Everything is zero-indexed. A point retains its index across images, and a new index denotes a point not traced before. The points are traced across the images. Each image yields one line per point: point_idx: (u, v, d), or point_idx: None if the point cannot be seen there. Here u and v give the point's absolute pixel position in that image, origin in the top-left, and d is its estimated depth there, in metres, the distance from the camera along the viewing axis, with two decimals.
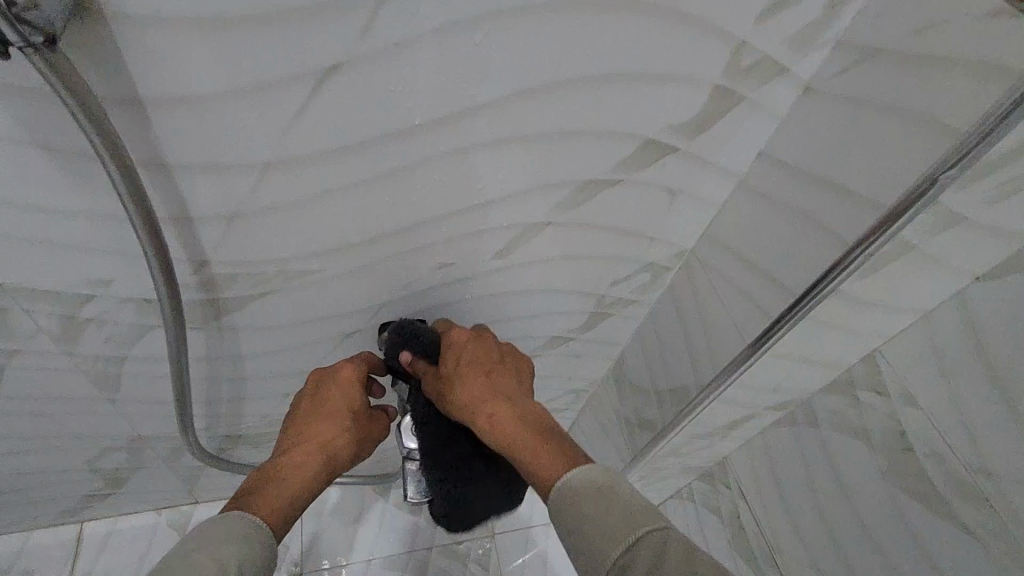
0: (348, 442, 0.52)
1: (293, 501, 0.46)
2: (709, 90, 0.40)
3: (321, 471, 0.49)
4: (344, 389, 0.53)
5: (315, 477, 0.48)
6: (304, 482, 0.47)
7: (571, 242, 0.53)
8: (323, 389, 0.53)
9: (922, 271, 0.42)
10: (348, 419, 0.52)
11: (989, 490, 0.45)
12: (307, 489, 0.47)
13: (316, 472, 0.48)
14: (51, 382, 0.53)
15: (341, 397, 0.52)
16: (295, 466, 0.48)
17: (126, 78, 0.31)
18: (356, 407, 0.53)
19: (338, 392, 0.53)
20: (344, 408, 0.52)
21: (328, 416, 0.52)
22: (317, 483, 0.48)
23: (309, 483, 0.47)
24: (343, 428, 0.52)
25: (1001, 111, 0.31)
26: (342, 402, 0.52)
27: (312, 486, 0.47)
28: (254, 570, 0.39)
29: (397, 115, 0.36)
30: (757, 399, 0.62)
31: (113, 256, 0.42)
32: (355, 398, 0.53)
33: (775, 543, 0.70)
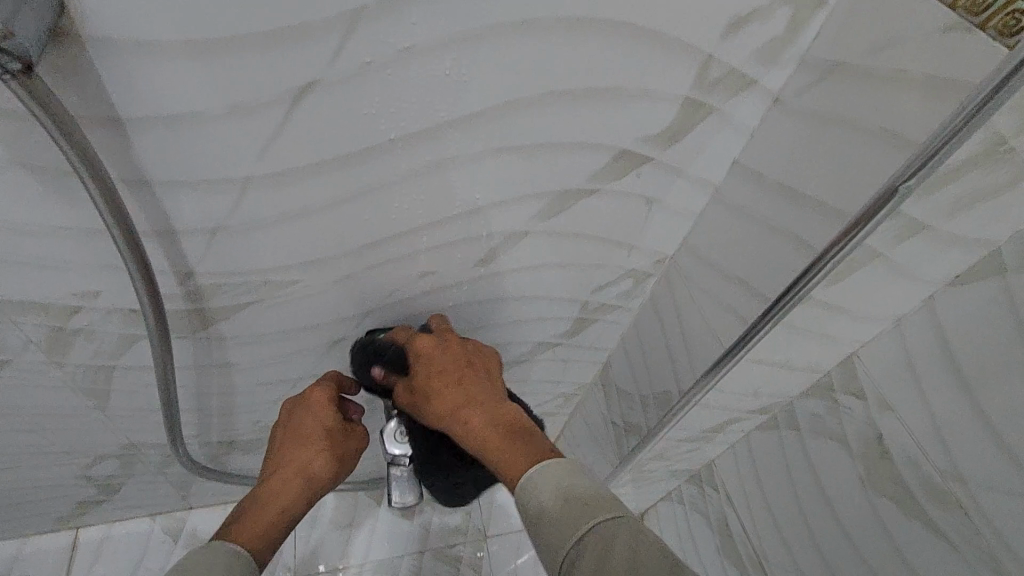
0: (325, 463, 0.52)
1: (273, 528, 0.48)
2: (678, 103, 0.41)
3: (301, 495, 0.50)
4: (318, 412, 0.54)
5: (295, 501, 0.50)
6: (282, 508, 0.49)
7: (551, 250, 0.54)
8: (297, 416, 0.55)
9: (891, 281, 0.43)
10: (322, 441, 0.53)
11: (960, 494, 0.45)
12: (287, 514, 0.49)
13: (294, 496, 0.50)
14: (42, 392, 0.54)
15: (313, 420, 0.54)
16: (273, 493, 0.49)
17: (104, 99, 0.32)
18: (330, 427, 0.54)
19: (310, 415, 0.54)
20: (317, 430, 0.54)
21: (302, 440, 0.53)
22: (297, 507, 0.50)
23: (288, 506, 0.49)
24: (318, 449, 0.53)
25: (954, 126, 0.32)
26: (316, 425, 0.54)
27: (292, 510, 0.49)
28: None
29: (372, 131, 0.37)
30: (740, 404, 0.63)
31: (97, 270, 0.43)
32: (327, 418, 0.54)
33: (760, 546, 0.71)
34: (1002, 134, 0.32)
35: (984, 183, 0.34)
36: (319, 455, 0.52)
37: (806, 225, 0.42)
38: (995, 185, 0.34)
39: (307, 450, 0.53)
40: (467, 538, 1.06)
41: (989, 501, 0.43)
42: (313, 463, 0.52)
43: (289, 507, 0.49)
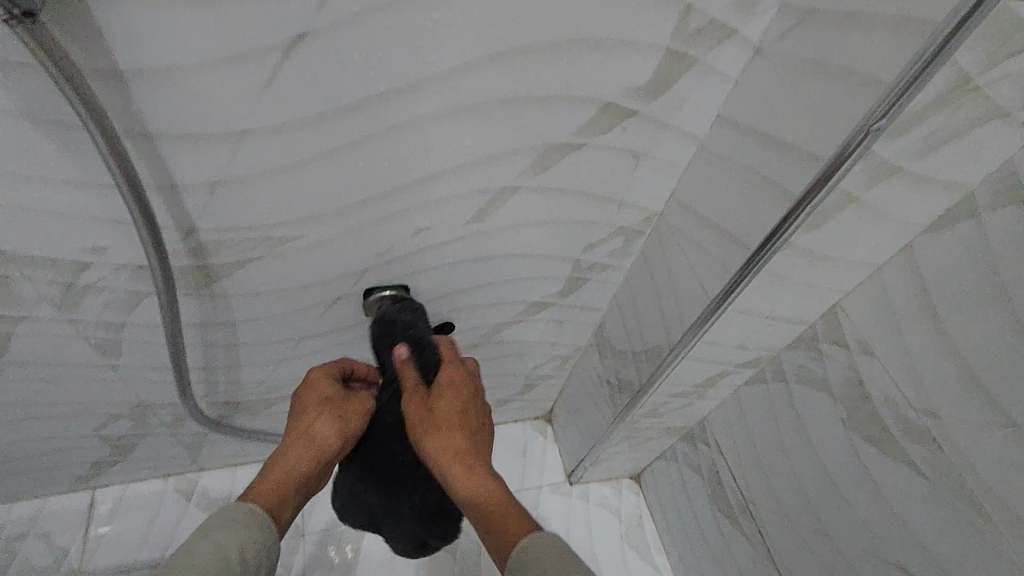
0: (328, 423, 0.52)
1: (282, 486, 0.48)
2: (662, 53, 0.42)
3: (306, 453, 0.50)
4: (316, 385, 0.56)
5: (302, 461, 0.50)
6: (289, 466, 0.49)
7: (543, 205, 0.55)
8: (301, 392, 0.56)
9: (870, 225, 0.44)
10: (321, 405, 0.54)
11: (936, 432, 0.47)
12: (296, 471, 0.49)
13: (299, 452, 0.50)
14: (57, 348, 0.57)
15: (312, 392, 0.55)
16: (280, 455, 0.50)
17: (106, 50, 0.33)
18: (326, 392, 0.55)
19: (308, 388, 0.55)
20: (315, 397, 0.54)
21: (303, 408, 0.54)
22: (306, 464, 0.50)
23: (294, 464, 0.49)
24: (317, 411, 0.53)
25: (921, 62, 0.33)
26: (314, 395, 0.54)
27: (299, 467, 0.49)
28: (255, 555, 0.43)
29: (364, 83, 0.39)
30: (728, 357, 0.64)
31: (106, 224, 0.44)
32: (324, 386, 0.55)
33: (750, 496, 0.73)
34: (967, 71, 0.33)
35: (954, 122, 0.36)
36: (317, 415, 0.52)
37: (786, 171, 0.44)
38: (965, 122, 0.35)
39: (308, 415, 0.53)
40: None
41: (963, 436, 0.45)
42: (315, 423, 0.52)
43: (295, 469, 0.49)
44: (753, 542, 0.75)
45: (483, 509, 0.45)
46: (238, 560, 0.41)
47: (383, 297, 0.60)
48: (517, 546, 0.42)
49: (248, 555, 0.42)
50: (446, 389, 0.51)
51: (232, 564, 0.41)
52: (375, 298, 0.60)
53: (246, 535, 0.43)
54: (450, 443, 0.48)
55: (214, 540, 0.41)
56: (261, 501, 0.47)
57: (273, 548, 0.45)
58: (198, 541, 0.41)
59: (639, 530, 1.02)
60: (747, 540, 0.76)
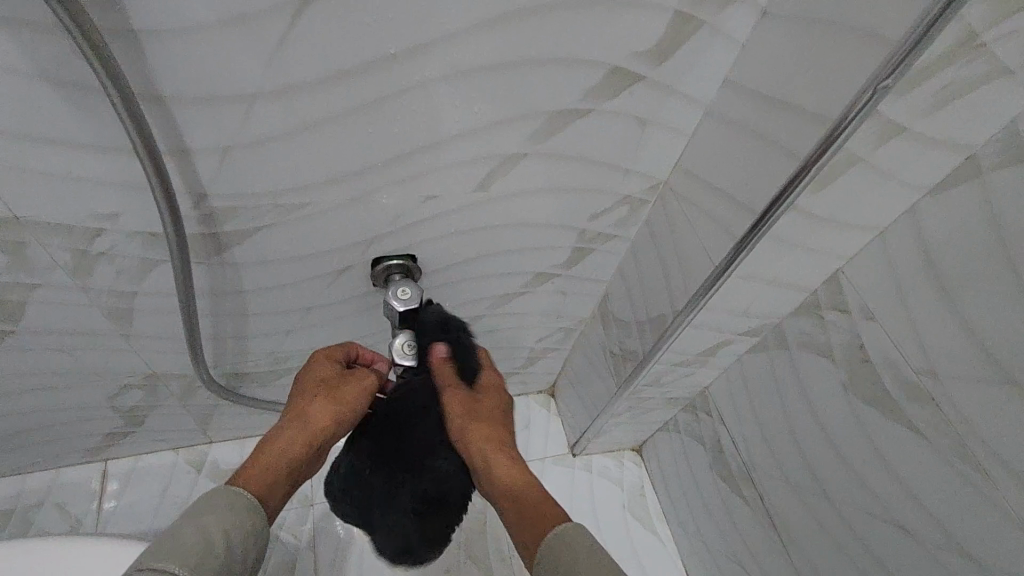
0: (320, 406, 0.53)
1: (271, 472, 0.49)
2: (669, 16, 0.43)
3: (297, 436, 0.51)
4: (312, 369, 0.57)
5: (292, 444, 0.51)
6: (280, 451, 0.50)
7: (549, 173, 0.55)
8: (301, 373, 0.57)
9: (874, 187, 0.45)
10: (317, 387, 0.55)
11: (936, 391, 0.48)
12: (288, 457, 0.50)
13: (290, 436, 0.51)
14: (71, 316, 0.58)
15: (311, 375, 0.56)
16: (271, 439, 0.51)
17: (122, 12, 0.34)
18: (323, 375, 0.56)
19: (307, 372, 0.57)
20: (313, 380, 0.56)
21: (300, 391, 0.55)
22: (298, 448, 0.51)
23: (286, 447, 0.51)
24: (312, 395, 0.54)
25: (929, 19, 0.33)
26: (313, 376, 0.56)
27: (290, 451, 0.50)
28: (240, 538, 0.44)
29: (374, 46, 0.39)
30: (731, 325, 0.65)
31: (119, 190, 0.45)
32: (322, 369, 0.56)
33: (751, 462, 0.75)
34: (974, 27, 0.33)
35: (960, 79, 0.36)
36: (312, 398, 0.53)
37: (793, 133, 0.44)
38: (971, 79, 0.36)
39: (304, 398, 0.54)
40: None
41: (962, 394, 0.46)
42: (309, 406, 0.53)
43: (285, 453, 0.50)
44: (754, 507, 0.76)
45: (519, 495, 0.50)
46: (223, 545, 0.43)
47: (391, 265, 0.61)
48: (558, 524, 0.46)
49: (234, 539, 0.44)
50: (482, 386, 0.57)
51: (217, 553, 0.42)
52: (383, 267, 0.61)
53: (230, 520, 0.44)
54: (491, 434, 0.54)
55: (197, 526, 0.43)
56: (248, 489, 0.47)
57: (257, 530, 0.46)
58: (184, 528, 0.43)
59: (641, 498, 1.04)
60: (748, 506, 0.78)
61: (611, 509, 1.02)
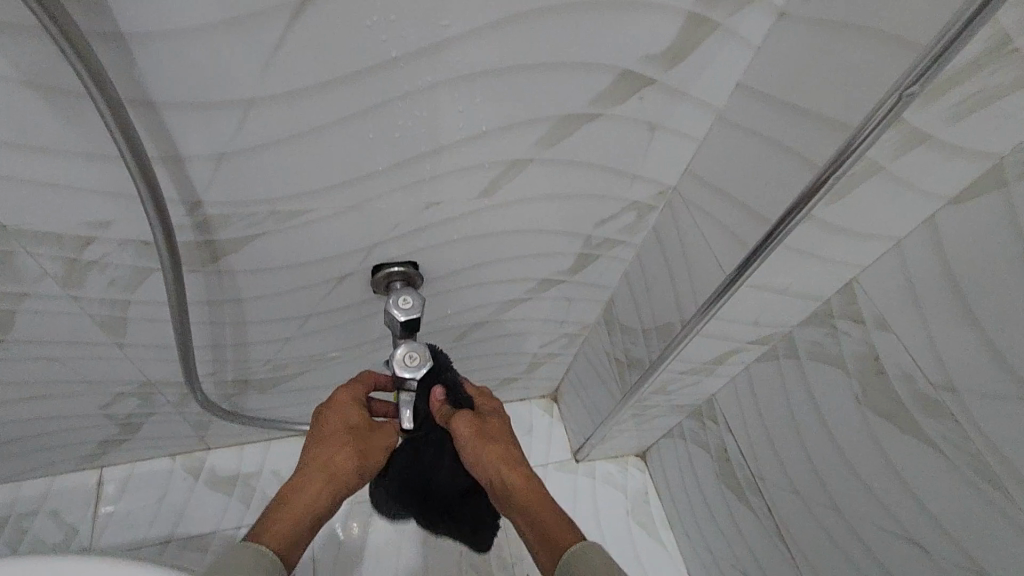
0: (349, 459, 0.54)
1: (298, 522, 0.50)
2: (682, 18, 0.41)
3: (324, 488, 0.52)
4: (339, 412, 0.56)
5: (320, 496, 0.52)
6: (307, 501, 0.51)
7: (554, 179, 0.54)
8: (323, 413, 0.56)
9: (892, 197, 0.43)
10: (345, 435, 0.55)
11: (954, 406, 0.47)
12: (313, 508, 0.51)
13: (317, 488, 0.52)
14: (62, 325, 0.56)
15: (338, 420, 0.56)
16: (298, 488, 0.52)
17: (107, 16, 0.32)
18: (352, 422, 0.56)
19: (333, 415, 0.56)
20: (340, 426, 0.55)
21: (325, 435, 0.54)
22: (324, 500, 0.52)
23: (314, 498, 0.52)
24: (340, 443, 0.54)
25: (959, 25, 0.32)
26: (339, 421, 0.56)
27: (316, 504, 0.52)
28: None
29: (373, 50, 0.37)
30: (740, 333, 0.64)
31: (110, 198, 0.43)
32: (350, 414, 0.56)
33: (758, 472, 0.73)
34: (1005, 32, 0.32)
35: (988, 86, 0.34)
36: (340, 449, 0.54)
37: (808, 141, 0.42)
38: (999, 87, 0.34)
39: (331, 445, 0.54)
40: None
41: (982, 411, 0.45)
42: (337, 455, 0.53)
43: (313, 503, 0.52)
44: (761, 517, 0.75)
45: (534, 516, 0.50)
46: None
47: (392, 273, 0.59)
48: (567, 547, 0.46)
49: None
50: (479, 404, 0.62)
51: None
52: (383, 274, 0.59)
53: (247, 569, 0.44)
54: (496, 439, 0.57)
55: None
56: (275, 541, 0.48)
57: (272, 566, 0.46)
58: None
59: (645, 506, 1.02)
60: (755, 516, 0.76)
61: (613, 518, 1.00)
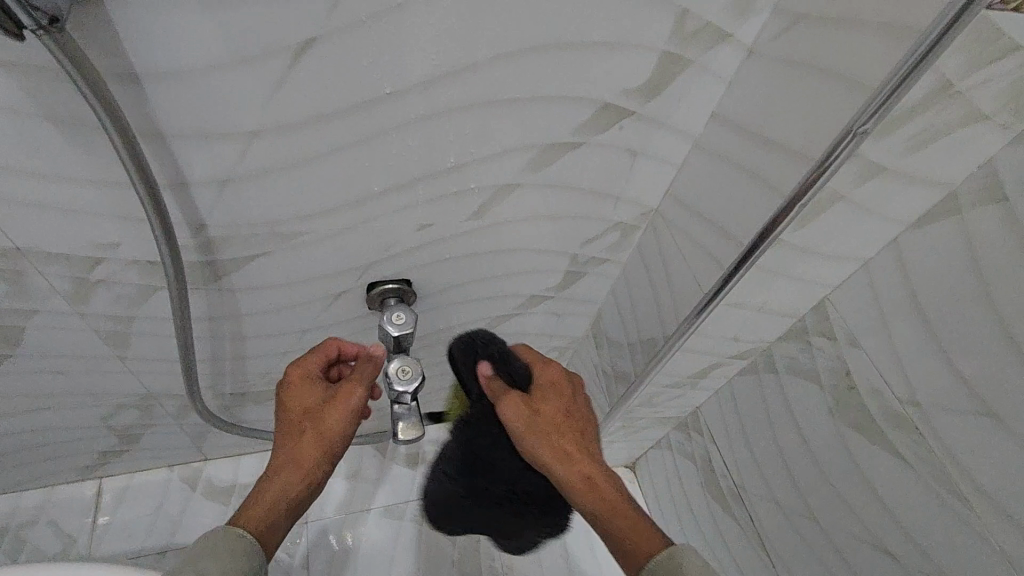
0: (310, 442, 0.54)
1: (272, 512, 0.52)
2: (656, 55, 0.44)
3: (294, 479, 0.53)
4: (298, 391, 0.57)
5: (289, 486, 0.53)
6: (277, 493, 0.53)
7: (543, 201, 0.56)
8: (284, 392, 0.57)
9: (854, 221, 0.46)
10: (302, 420, 0.55)
11: (917, 418, 0.49)
12: (285, 497, 0.53)
13: (285, 479, 0.53)
14: (67, 340, 0.58)
15: (296, 404, 0.56)
16: (268, 480, 0.53)
17: (121, 56, 0.35)
18: (307, 405, 0.56)
19: (290, 399, 0.56)
20: (297, 412, 0.56)
21: (288, 424, 0.55)
22: (295, 490, 0.53)
23: (285, 489, 0.53)
24: (301, 430, 0.55)
25: (904, 70, 0.35)
26: (296, 404, 0.56)
27: (286, 493, 0.53)
28: None
29: (370, 85, 0.40)
30: (721, 348, 0.66)
31: (118, 221, 0.46)
32: (307, 397, 0.57)
33: (741, 483, 0.75)
34: (949, 77, 0.35)
35: (936, 124, 0.38)
36: (302, 437, 0.54)
37: (778, 169, 0.45)
38: (947, 124, 0.37)
39: (291, 433, 0.55)
40: None
41: (943, 423, 0.47)
42: (300, 444, 0.54)
43: (285, 493, 0.53)
44: (745, 526, 0.77)
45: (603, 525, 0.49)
46: None
47: (386, 290, 0.62)
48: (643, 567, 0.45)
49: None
50: (519, 415, 0.53)
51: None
52: (378, 291, 0.62)
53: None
54: (580, 498, 0.50)
55: None
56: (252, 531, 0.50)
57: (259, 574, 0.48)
58: None
59: None
60: (738, 526, 0.78)
61: None
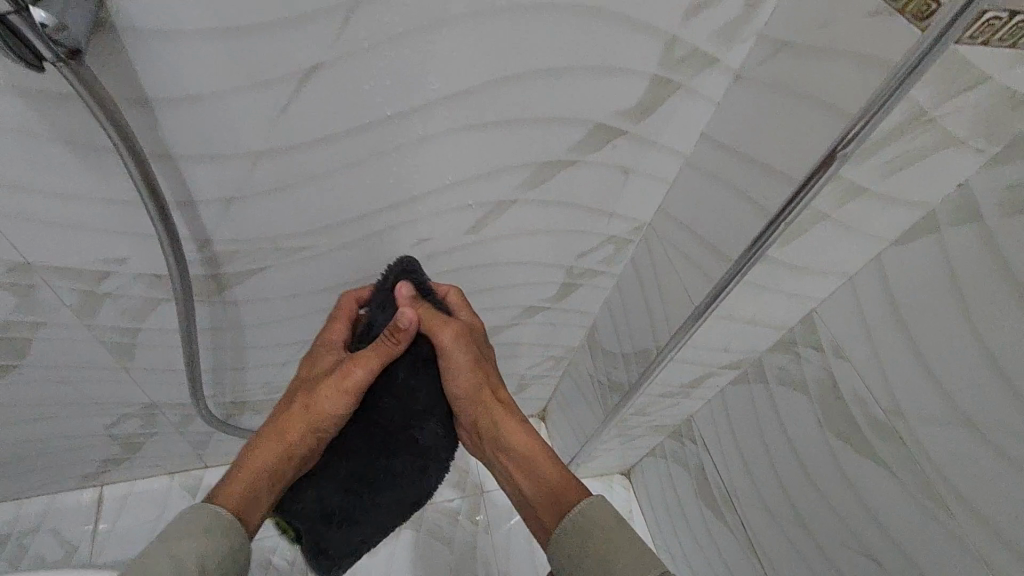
0: (301, 414, 0.53)
1: (252, 483, 0.50)
2: (647, 79, 0.46)
3: (275, 450, 0.52)
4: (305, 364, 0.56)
5: (271, 457, 0.52)
6: (258, 463, 0.51)
7: (538, 216, 0.58)
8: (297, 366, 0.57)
9: (839, 239, 0.48)
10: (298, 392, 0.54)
11: (900, 428, 0.51)
12: (265, 469, 0.51)
13: (268, 450, 0.52)
14: (74, 351, 0.60)
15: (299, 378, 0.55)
16: (252, 448, 0.52)
17: (135, 83, 0.36)
18: (306, 376, 0.55)
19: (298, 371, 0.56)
20: (298, 384, 0.55)
21: (289, 396, 0.55)
22: (275, 462, 0.52)
23: (264, 459, 0.51)
24: (295, 401, 0.53)
25: (880, 98, 0.37)
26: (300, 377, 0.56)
27: (267, 464, 0.51)
28: None
29: (372, 108, 0.42)
30: (712, 359, 0.68)
31: (126, 237, 0.47)
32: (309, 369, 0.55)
33: (733, 491, 0.77)
34: (921, 105, 0.37)
35: (913, 147, 0.39)
36: (294, 409, 0.53)
37: (763, 187, 0.47)
38: (922, 147, 0.39)
39: (287, 406, 0.54)
40: (465, 493, 1.06)
41: (925, 433, 0.49)
42: (290, 414, 0.53)
43: (266, 463, 0.51)
44: (736, 533, 0.78)
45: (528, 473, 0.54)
46: None
47: None
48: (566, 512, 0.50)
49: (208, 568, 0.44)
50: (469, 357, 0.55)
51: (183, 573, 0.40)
52: None
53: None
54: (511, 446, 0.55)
55: None
56: (230, 499, 0.49)
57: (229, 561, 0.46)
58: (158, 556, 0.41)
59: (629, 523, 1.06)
60: (731, 533, 0.80)
61: None
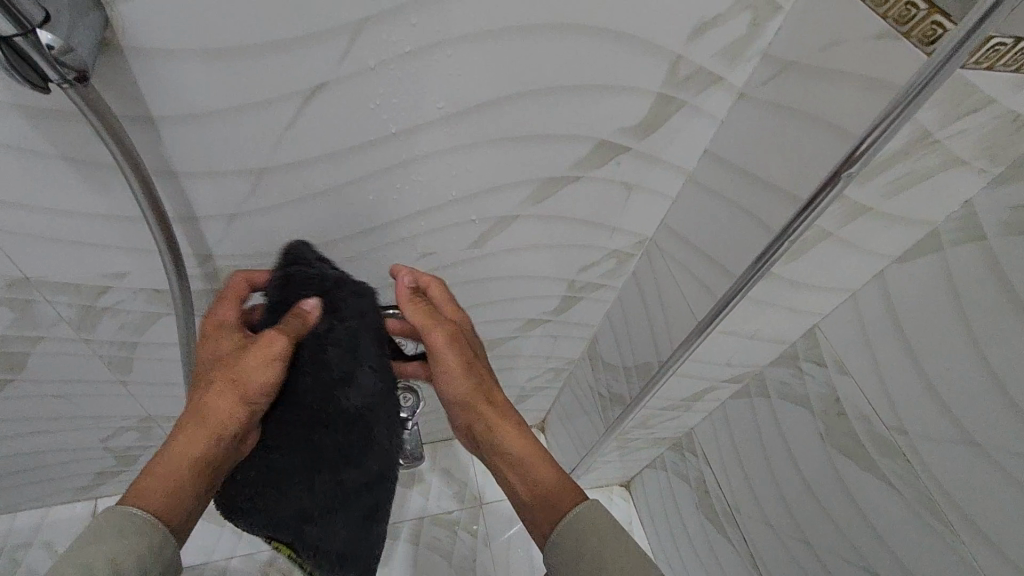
0: (222, 390, 0.42)
1: (176, 478, 0.39)
2: (651, 96, 0.46)
3: (196, 435, 0.40)
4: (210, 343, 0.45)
5: (194, 445, 0.40)
6: (180, 453, 0.40)
7: (540, 230, 0.58)
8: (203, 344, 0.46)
9: (842, 256, 0.48)
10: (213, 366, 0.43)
11: (904, 445, 0.51)
12: (191, 458, 0.40)
13: (186, 437, 0.40)
14: (71, 365, 0.59)
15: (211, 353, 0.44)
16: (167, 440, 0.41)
17: (139, 101, 0.36)
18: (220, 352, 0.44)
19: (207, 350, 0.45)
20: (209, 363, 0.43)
21: (200, 377, 0.43)
22: (201, 448, 0.40)
23: (187, 447, 0.40)
24: (212, 377, 0.42)
25: (884, 121, 0.37)
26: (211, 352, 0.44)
27: (191, 453, 0.40)
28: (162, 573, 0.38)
29: (376, 125, 0.42)
30: (714, 372, 0.68)
31: (127, 252, 0.47)
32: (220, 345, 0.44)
33: (734, 504, 0.77)
34: (926, 127, 0.37)
35: (917, 167, 0.40)
36: (212, 384, 0.42)
37: (767, 205, 0.47)
38: (927, 167, 0.39)
39: (202, 385, 0.43)
40: (464, 504, 1.05)
41: (929, 450, 0.49)
42: (208, 393, 0.42)
43: (190, 451, 0.40)
44: (737, 546, 0.78)
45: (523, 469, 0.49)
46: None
47: None
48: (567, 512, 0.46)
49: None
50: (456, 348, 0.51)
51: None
52: None
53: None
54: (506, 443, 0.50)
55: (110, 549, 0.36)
56: (150, 502, 0.38)
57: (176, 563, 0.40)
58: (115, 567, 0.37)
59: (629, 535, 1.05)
60: (732, 546, 0.79)
61: None
